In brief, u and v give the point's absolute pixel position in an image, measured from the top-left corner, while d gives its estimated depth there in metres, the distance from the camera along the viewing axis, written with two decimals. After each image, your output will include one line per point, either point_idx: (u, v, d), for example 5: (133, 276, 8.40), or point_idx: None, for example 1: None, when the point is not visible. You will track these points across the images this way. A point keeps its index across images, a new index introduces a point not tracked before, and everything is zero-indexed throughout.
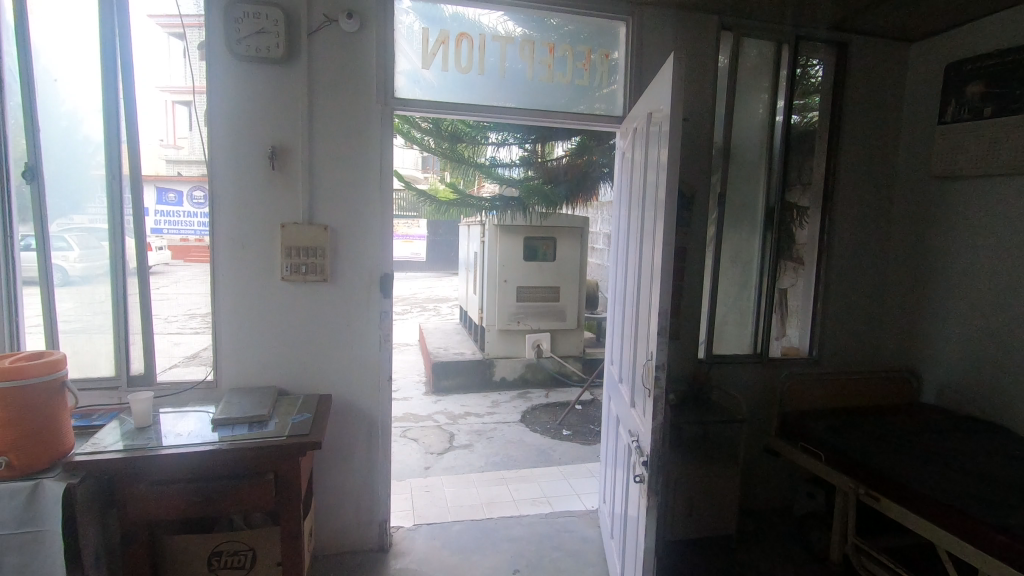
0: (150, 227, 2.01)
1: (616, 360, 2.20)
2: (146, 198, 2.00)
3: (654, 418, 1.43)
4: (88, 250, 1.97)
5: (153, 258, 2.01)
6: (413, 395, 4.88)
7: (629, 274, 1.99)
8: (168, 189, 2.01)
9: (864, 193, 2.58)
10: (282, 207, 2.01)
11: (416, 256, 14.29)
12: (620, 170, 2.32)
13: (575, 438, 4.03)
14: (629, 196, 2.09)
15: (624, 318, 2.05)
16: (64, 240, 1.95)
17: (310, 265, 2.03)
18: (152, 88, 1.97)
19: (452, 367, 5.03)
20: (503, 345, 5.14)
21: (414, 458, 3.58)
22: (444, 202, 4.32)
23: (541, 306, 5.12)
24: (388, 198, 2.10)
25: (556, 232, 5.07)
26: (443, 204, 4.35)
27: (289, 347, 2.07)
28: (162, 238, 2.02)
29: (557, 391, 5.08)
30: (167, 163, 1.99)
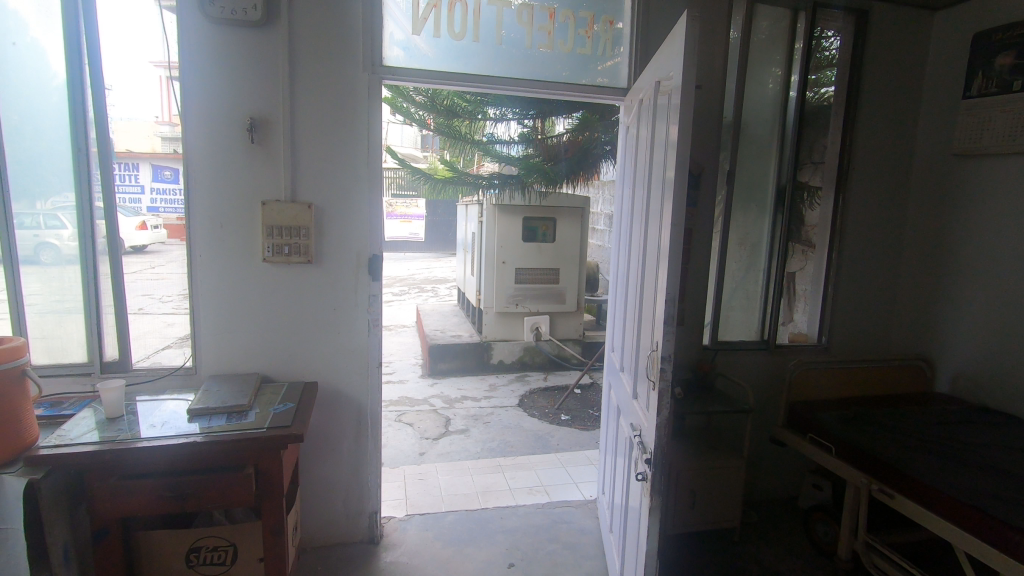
0: (146, 205, 1.90)
1: (617, 348, 2.09)
2: (142, 175, 1.89)
3: (659, 413, 1.32)
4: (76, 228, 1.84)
5: (148, 237, 1.94)
6: (410, 379, 4.80)
7: (632, 259, 1.88)
8: (164, 167, 1.90)
9: (880, 172, 2.45)
10: (263, 185, 1.88)
11: (414, 236, 14.09)
12: (624, 146, 2.19)
13: (574, 423, 3.95)
14: (633, 174, 1.97)
15: (626, 305, 1.94)
16: (57, 219, 1.83)
17: (294, 246, 1.91)
18: (144, 63, 1.88)
19: (449, 350, 4.94)
20: (502, 328, 5.04)
21: (409, 444, 3.51)
22: (440, 180, 4.17)
23: (540, 288, 5.00)
24: (377, 175, 1.97)
25: (555, 212, 4.92)
26: (440, 183, 4.21)
27: (272, 332, 1.96)
28: (158, 217, 1.93)
29: (556, 375, 5.00)
30: (162, 140, 1.90)
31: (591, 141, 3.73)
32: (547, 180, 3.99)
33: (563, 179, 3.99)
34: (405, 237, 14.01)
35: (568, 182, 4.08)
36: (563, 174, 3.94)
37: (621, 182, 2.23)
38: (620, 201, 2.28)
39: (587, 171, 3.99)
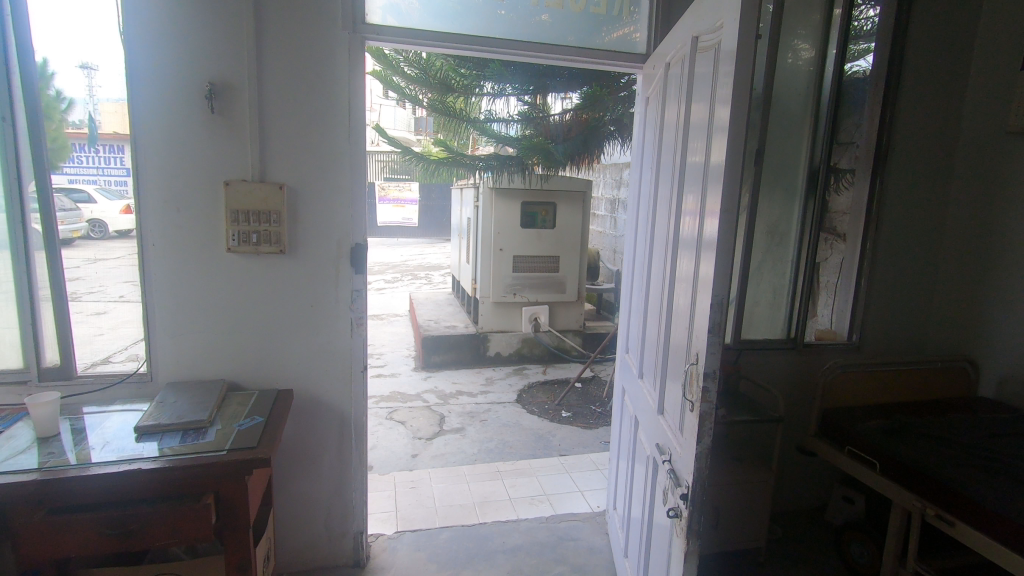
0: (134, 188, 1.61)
1: (634, 350, 1.86)
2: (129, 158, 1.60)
3: (699, 441, 1.08)
4: (64, 213, 1.61)
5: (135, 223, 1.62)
6: (402, 372, 4.57)
7: (656, 250, 1.63)
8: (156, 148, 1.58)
9: (921, 152, 2.20)
10: (226, 163, 1.61)
11: (408, 221, 13.72)
12: (642, 120, 1.93)
13: (576, 421, 3.74)
14: (655, 153, 1.71)
15: (647, 303, 1.70)
16: None
17: (264, 234, 1.65)
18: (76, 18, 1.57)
19: (444, 341, 4.70)
20: (499, 319, 4.80)
21: (402, 445, 3.29)
22: (434, 161, 3.88)
23: (539, 277, 4.76)
24: (361, 153, 1.71)
25: (555, 197, 4.66)
26: (433, 164, 3.91)
27: (241, 333, 1.71)
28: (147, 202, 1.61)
29: (556, 367, 4.78)
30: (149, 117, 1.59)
31: (597, 122, 3.55)
32: (548, 159, 3.73)
33: (566, 158, 3.77)
34: (398, 222, 13.69)
35: (569, 162, 3.85)
36: (567, 154, 3.71)
37: (639, 162, 1.97)
38: (635, 183, 2.03)
39: (590, 150, 3.76)
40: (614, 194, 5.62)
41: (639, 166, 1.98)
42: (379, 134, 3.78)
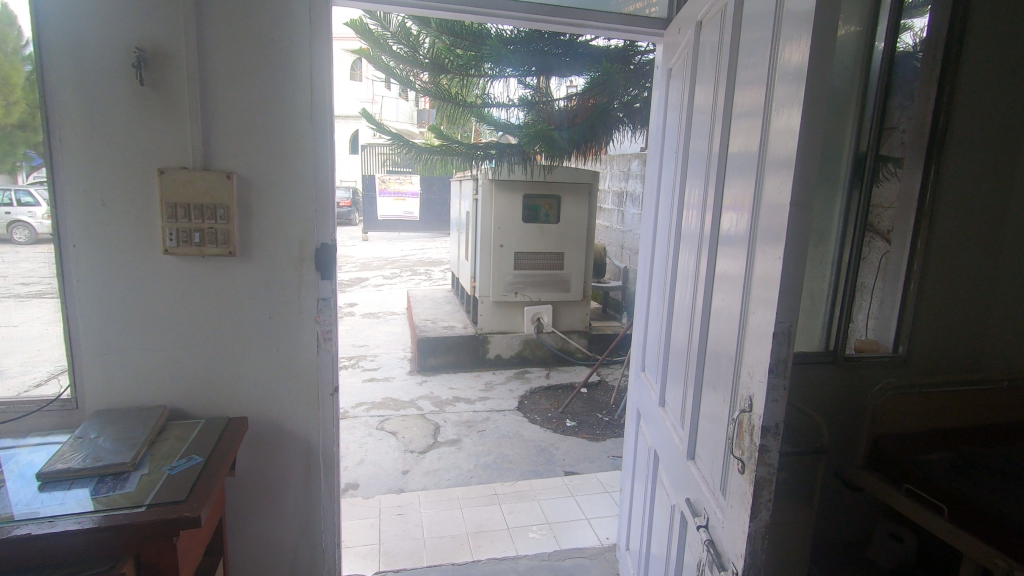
0: None
1: (650, 369, 1.58)
2: None
3: (755, 517, 0.80)
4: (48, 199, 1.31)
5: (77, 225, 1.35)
6: (396, 376, 4.31)
7: (678, 252, 1.33)
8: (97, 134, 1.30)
9: (986, 135, 1.89)
10: (162, 148, 1.33)
11: (409, 214, 13.43)
12: (662, 96, 1.63)
13: (581, 431, 3.47)
14: (678, 134, 1.41)
15: (665, 315, 1.41)
16: None
17: (208, 233, 1.37)
18: None
19: (441, 343, 4.44)
20: (500, 319, 4.53)
21: (392, 460, 3.03)
22: (429, 149, 3.57)
23: (542, 274, 4.48)
24: (327, 136, 1.44)
25: (559, 189, 4.37)
26: (428, 153, 3.59)
27: (184, 352, 1.44)
28: None
29: (559, 371, 4.51)
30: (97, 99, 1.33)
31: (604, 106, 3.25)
32: (554, 148, 3.40)
33: (573, 147, 3.45)
34: (399, 216, 13.41)
35: (576, 151, 3.54)
36: (576, 142, 3.40)
37: (654, 147, 1.68)
38: (650, 172, 1.73)
39: (598, 138, 3.45)
40: (622, 186, 5.32)
41: (654, 151, 1.68)
42: (370, 121, 3.46)
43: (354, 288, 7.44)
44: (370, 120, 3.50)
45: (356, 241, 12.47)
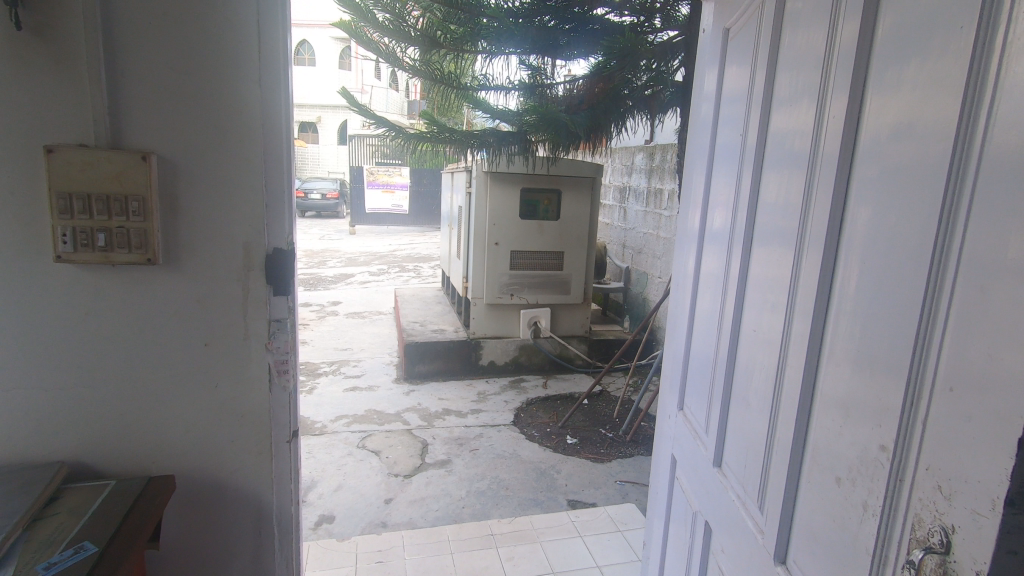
0: None
1: (693, 412, 1.25)
2: None
3: None
4: None
5: None
6: (381, 385, 3.97)
7: (746, 270, 1.00)
8: None
9: None
10: (53, 117, 0.98)
11: (398, 207, 13.03)
12: (710, 68, 1.29)
13: (584, 450, 3.15)
14: (741, 113, 1.07)
15: (723, 349, 1.08)
16: None
17: (117, 234, 1.02)
18: None
19: (430, 349, 4.10)
20: (494, 323, 4.20)
21: (373, 485, 2.70)
22: (417, 134, 3.20)
23: (540, 276, 4.15)
24: (280, 106, 1.09)
25: (560, 183, 4.02)
26: (416, 139, 3.21)
27: (90, 389, 1.09)
28: None
29: (558, 379, 4.20)
30: None
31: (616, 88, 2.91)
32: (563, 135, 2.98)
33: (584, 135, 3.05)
34: (388, 209, 12.99)
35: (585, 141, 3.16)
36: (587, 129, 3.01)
37: (698, 132, 1.33)
38: (690, 165, 1.39)
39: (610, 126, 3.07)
40: (625, 182, 4.99)
41: (698, 138, 1.33)
42: (349, 101, 3.09)
43: (339, 285, 7.07)
44: (348, 99, 3.13)
45: (343, 235, 12.07)
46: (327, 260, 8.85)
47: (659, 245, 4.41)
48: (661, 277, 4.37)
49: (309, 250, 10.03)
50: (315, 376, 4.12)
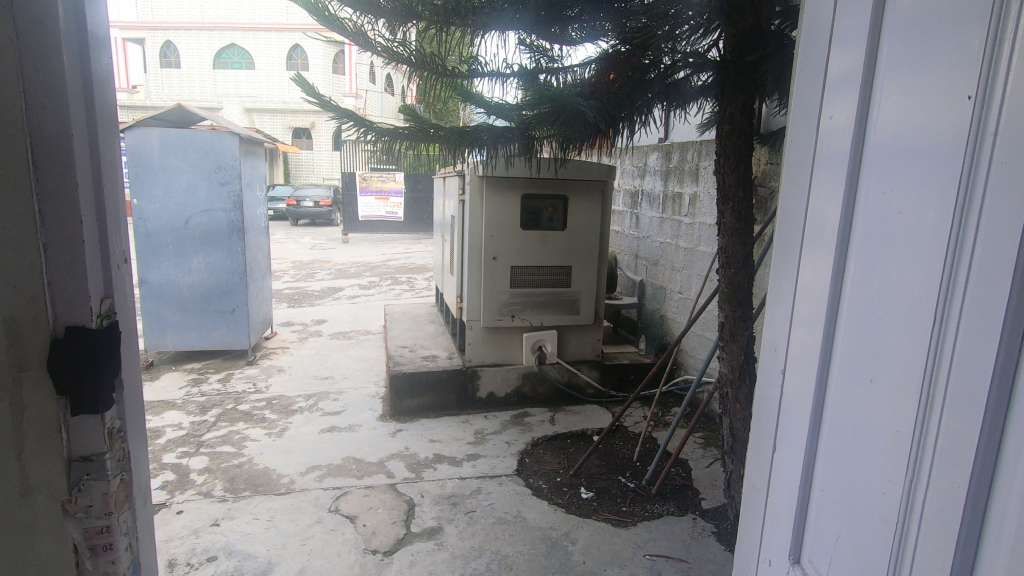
0: None
1: (839, 541, 0.83)
2: None
3: None
4: None
5: None
6: (364, 425, 3.44)
7: (1011, 384, 0.59)
8: None
9: None
10: None
11: (393, 214, 12.51)
12: (859, 31, 0.83)
13: (603, 508, 2.63)
14: (960, 119, 0.66)
15: (938, 489, 0.67)
16: None
17: None
18: None
19: (419, 381, 3.57)
20: (493, 349, 3.69)
21: (344, 569, 2.16)
22: (396, 130, 2.67)
23: (545, 294, 3.63)
24: (73, 134, 0.73)
25: (566, 188, 3.51)
26: (394, 136, 2.68)
27: None
28: None
29: (566, 412, 3.68)
30: None
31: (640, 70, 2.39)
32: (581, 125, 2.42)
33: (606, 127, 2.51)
34: (382, 216, 12.46)
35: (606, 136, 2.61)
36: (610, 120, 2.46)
37: (822, 124, 0.91)
38: (801, 172, 0.97)
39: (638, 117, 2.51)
40: (637, 185, 4.47)
41: (821, 132, 0.91)
42: (306, 91, 2.53)
43: (325, 301, 6.54)
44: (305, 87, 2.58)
45: (335, 244, 11.55)
46: (315, 273, 8.33)
47: (678, 256, 3.89)
48: (680, 292, 3.87)
49: (298, 262, 9.52)
50: (288, 414, 3.59)
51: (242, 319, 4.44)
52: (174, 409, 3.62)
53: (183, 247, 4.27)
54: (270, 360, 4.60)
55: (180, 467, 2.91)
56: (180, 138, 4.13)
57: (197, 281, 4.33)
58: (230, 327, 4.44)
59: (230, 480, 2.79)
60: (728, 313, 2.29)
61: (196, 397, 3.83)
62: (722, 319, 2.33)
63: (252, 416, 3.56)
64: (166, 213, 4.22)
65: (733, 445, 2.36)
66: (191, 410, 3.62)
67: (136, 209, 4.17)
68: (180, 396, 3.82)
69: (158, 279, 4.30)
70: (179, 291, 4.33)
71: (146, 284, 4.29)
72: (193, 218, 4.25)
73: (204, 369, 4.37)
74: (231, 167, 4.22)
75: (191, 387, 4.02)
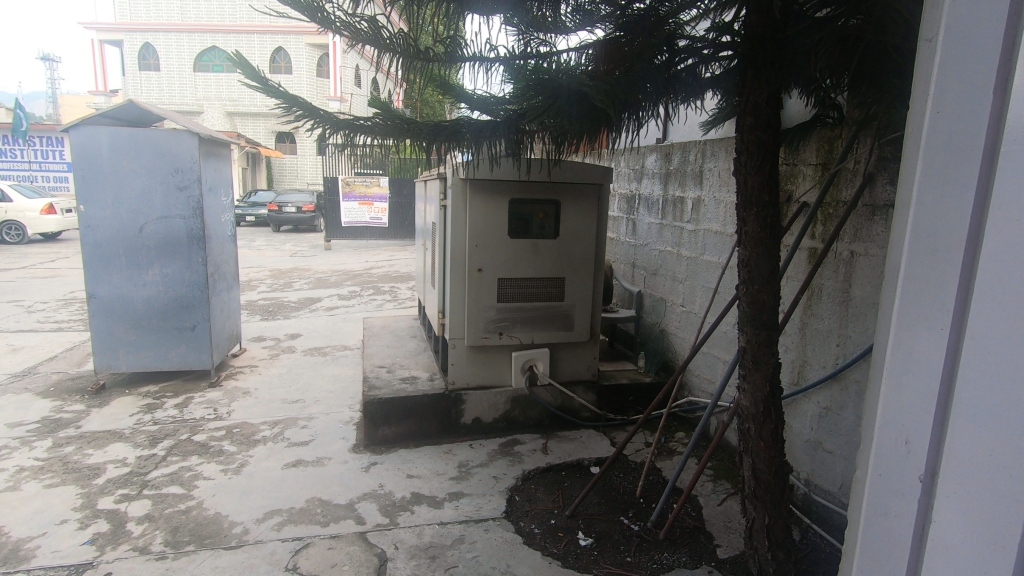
0: None
1: None
2: None
3: None
4: None
5: None
6: (334, 458, 3.06)
7: None
8: None
9: None
10: None
11: (377, 220, 12.13)
12: None
13: (605, 558, 2.29)
14: None
15: None
16: None
17: None
18: None
19: (396, 407, 3.20)
20: (479, 369, 3.33)
21: None
22: (364, 124, 2.32)
23: (536, 308, 3.29)
24: None
25: (559, 192, 3.19)
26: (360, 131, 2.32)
27: None
28: None
29: (560, 439, 3.33)
30: None
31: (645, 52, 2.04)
32: (579, 116, 2.07)
33: (607, 118, 2.16)
34: (366, 222, 12.07)
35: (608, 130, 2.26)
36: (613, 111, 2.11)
37: (1011, 96, 0.76)
38: (959, 163, 0.83)
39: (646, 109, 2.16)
40: (634, 189, 4.15)
41: (1008, 107, 0.76)
42: (244, 74, 2.15)
43: (302, 313, 6.15)
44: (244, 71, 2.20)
45: (316, 252, 11.13)
46: (293, 282, 7.91)
47: (680, 266, 3.57)
48: (683, 305, 3.56)
49: (276, 270, 9.09)
50: (250, 445, 3.21)
51: (204, 336, 4.05)
52: (120, 441, 3.22)
53: (137, 258, 3.88)
54: (236, 380, 4.21)
55: (117, 514, 2.52)
56: (132, 137, 3.73)
57: (153, 295, 3.94)
58: (190, 345, 4.04)
59: (173, 531, 2.40)
60: (750, 337, 1.96)
61: (147, 426, 3.43)
62: (742, 344, 2.00)
63: (208, 448, 3.17)
64: (117, 221, 3.82)
65: (756, 488, 2.03)
66: (140, 442, 3.23)
67: (84, 216, 3.77)
68: (130, 425, 3.42)
69: (109, 293, 3.90)
70: (133, 306, 3.93)
71: (95, 299, 3.89)
72: (147, 226, 3.86)
73: (161, 393, 3.96)
74: (190, 169, 3.84)
75: (144, 414, 3.61)
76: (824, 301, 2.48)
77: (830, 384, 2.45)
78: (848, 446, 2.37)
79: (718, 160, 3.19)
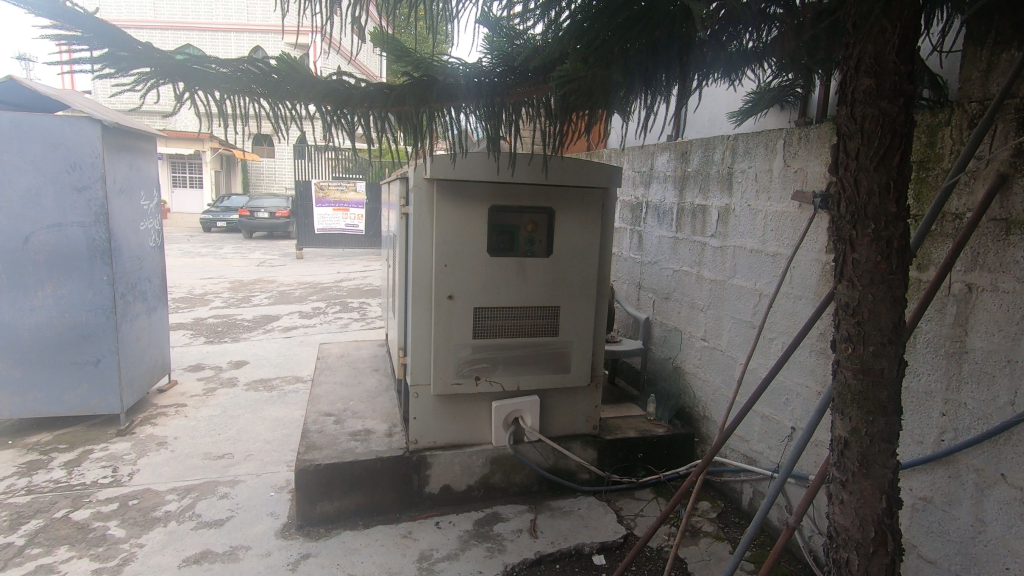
0: None
1: None
2: None
3: None
4: None
5: None
6: (254, 549, 2.30)
7: None
8: None
9: None
10: None
11: (354, 227, 11.31)
12: None
13: None
14: None
15: None
16: None
17: None
18: None
19: (340, 476, 2.45)
20: (449, 424, 2.60)
21: None
22: (241, 72, 1.49)
23: (522, 346, 2.57)
24: None
25: (551, 199, 2.48)
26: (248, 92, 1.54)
27: None
28: None
29: (553, 512, 2.61)
30: None
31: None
32: (590, 64, 1.40)
33: (624, 73, 1.48)
34: (342, 229, 11.23)
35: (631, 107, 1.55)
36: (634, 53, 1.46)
37: None
38: None
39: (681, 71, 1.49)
40: (640, 196, 3.47)
41: None
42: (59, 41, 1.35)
43: (255, 335, 5.34)
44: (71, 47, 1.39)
45: (286, 262, 10.28)
46: (252, 297, 7.09)
47: (701, 290, 2.88)
48: (704, 340, 2.86)
49: (237, 282, 8.23)
50: (145, 527, 2.43)
51: (110, 373, 3.26)
52: None
53: (21, 277, 3.10)
54: (153, 426, 3.42)
55: None
56: (13, 124, 2.97)
57: (43, 322, 3.15)
58: (93, 384, 3.25)
59: None
60: (856, 428, 1.25)
61: (16, 497, 2.64)
62: (840, 437, 1.29)
63: (85, 533, 2.38)
64: None
65: None
66: None
67: None
68: None
69: None
70: (16, 336, 3.14)
71: None
72: (36, 236, 3.08)
73: (52, 444, 3.16)
74: (90, 166, 3.07)
75: (17, 478, 2.81)
76: (918, 350, 1.80)
77: (931, 465, 1.76)
78: (964, 559, 1.68)
79: (756, 160, 2.51)
